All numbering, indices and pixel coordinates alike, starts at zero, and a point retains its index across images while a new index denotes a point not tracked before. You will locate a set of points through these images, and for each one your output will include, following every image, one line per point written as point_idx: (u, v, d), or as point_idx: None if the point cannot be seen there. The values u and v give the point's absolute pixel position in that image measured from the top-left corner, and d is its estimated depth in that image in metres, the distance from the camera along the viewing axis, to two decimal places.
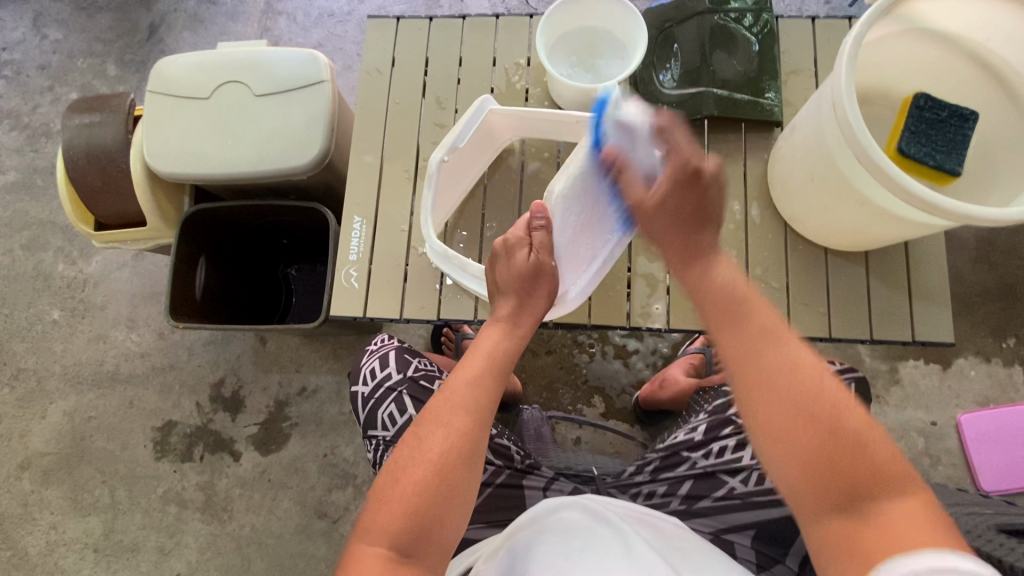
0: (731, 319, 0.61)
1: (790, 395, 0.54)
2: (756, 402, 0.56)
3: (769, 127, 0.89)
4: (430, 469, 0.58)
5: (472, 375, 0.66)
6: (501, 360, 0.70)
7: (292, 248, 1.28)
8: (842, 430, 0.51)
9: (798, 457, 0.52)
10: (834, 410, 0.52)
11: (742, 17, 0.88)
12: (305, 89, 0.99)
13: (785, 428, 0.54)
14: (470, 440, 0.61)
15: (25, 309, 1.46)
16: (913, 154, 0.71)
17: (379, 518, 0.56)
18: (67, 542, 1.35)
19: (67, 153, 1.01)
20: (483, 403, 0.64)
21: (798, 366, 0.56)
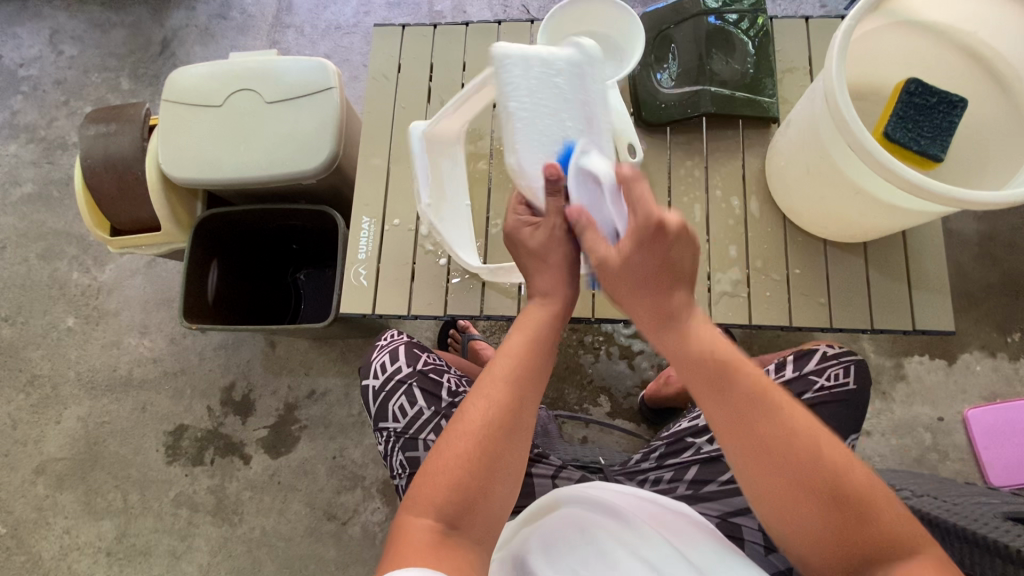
0: (719, 388, 0.56)
1: (795, 481, 0.52)
2: (750, 462, 0.54)
3: (766, 123, 0.90)
4: (473, 443, 0.58)
5: (517, 347, 0.63)
6: (547, 335, 0.65)
7: (301, 252, 1.31)
8: (842, 490, 0.52)
9: (818, 542, 0.52)
10: (835, 469, 0.52)
11: (739, 18, 0.90)
12: (314, 96, 1.02)
13: (796, 497, 0.52)
14: (516, 414, 0.59)
15: (40, 317, 1.49)
16: (899, 139, 0.73)
17: (422, 493, 0.57)
18: (80, 546, 1.37)
19: (84, 161, 1.05)
20: (531, 380, 0.61)
21: (798, 426, 0.54)
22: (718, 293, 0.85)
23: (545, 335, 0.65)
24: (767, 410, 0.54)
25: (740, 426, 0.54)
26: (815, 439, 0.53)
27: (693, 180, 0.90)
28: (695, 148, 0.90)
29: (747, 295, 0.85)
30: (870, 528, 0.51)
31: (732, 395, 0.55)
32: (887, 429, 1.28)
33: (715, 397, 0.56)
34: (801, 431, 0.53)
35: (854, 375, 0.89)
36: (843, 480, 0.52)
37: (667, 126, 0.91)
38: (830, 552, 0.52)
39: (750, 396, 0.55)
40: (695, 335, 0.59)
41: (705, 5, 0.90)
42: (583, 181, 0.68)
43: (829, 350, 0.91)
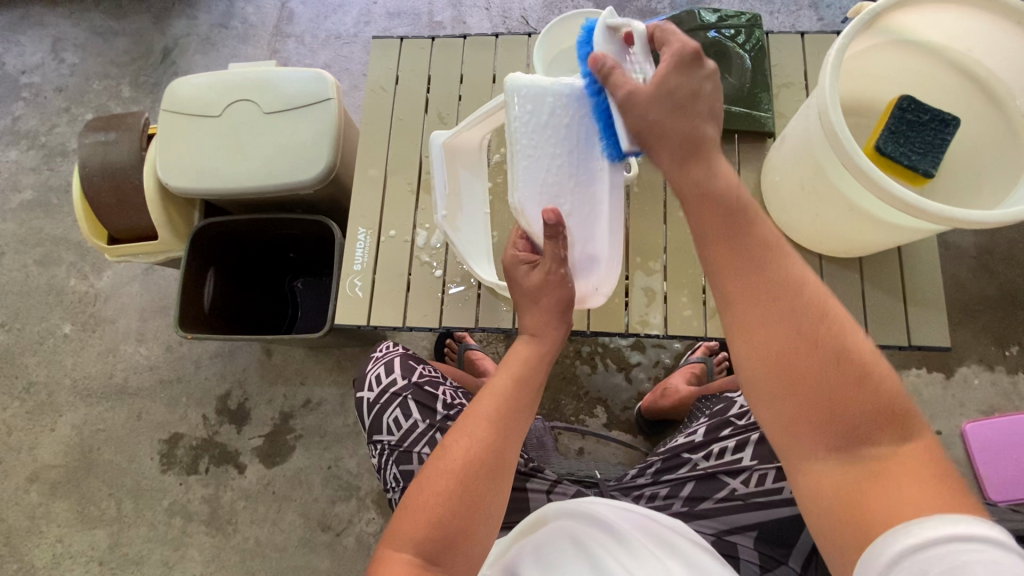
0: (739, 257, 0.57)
1: (794, 332, 0.52)
2: (758, 335, 0.54)
3: (762, 137, 0.91)
4: (454, 479, 0.57)
5: (501, 386, 0.65)
6: (527, 372, 0.68)
7: (298, 261, 1.31)
8: (858, 381, 0.49)
9: (803, 409, 0.51)
10: (853, 358, 0.50)
11: (735, 33, 0.91)
12: (312, 107, 1.02)
13: (781, 380, 0.52)
14: (501, 452, 0.60)
15: (37, 324, 1.49)
16: (889, 153, 0.73)
17: (399, 529, 0.56)
18: (73, 555, 1.36)
19: (82, 169, 1.05)
20: (509, 415, 0.62)
21: (802, 289, 0.54)
22: None
23: (527, 375, 0.68)
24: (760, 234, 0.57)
25: (745, 245, 0.57)
26: (829, 320, 0.52)
27: None
28: None
29: None
30: (862, 394, 0.49)
31: (742, 247, 0.57)
32: None
33: (726, 252, 0.57)
34: (810, 293, 0.53)
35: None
36: (835, 342, 0.51)
37: None
38: (813, 427, 0.50)
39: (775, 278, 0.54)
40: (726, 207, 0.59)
41: (701, 20, 0.91)
42: (621, 81, 0.69)
43: None
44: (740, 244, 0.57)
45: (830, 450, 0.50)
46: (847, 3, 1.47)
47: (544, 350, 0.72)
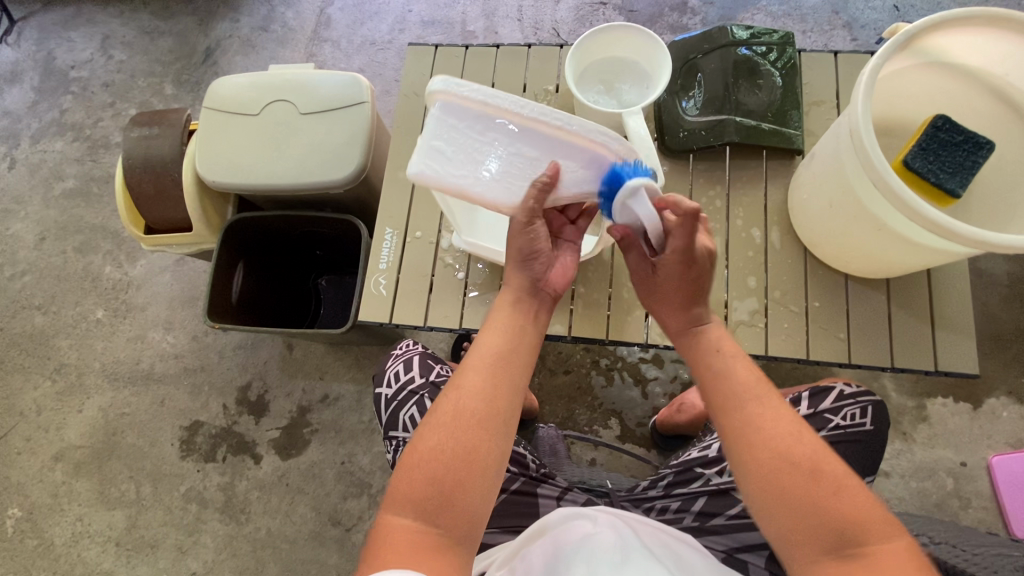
0: (718, 375, 0.65)
1: (764, 419, 0.61)
2: (753, 452, 0.59)
3: (791, 154, 0.90)
4: (448, 436, 0.59)
5: (494, 339, 0.66)
6: (516, 330, 0.67)
7: (324, 259, 1.34)
8: (821, 472, 0.57)
9: (779, 485, 0.57)
10: (813, 448, 0.58)
11: (768, 51, 0.91)
12: (346, 110, 1.06)
13: (756, 444, 0.59)
14: (494, 402, 0.61)
15: (72, 307, 1.55)
16: (917, 168, 0.72)
17: (397, 494, 0.58)
18: (91, 534, 1.39)
19: (126, 161, 1.09)
20: (501, 375, 0.63)
21: (774, 424, 0.60)
22: (735, 322, 0.85)
23: (516, 331, 0.68)
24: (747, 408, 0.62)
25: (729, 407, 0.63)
26: (793, 423, 0.60)
27: (714, 209, 0.89)
28: (718, 176, 0.91)
29: (764, 326, 0.84)
30: (844, 505, 0.55)
31: (730, 385, 0.64)
32: (907, 472, 1.24)
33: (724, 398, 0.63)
34: (789, 418, 0.61)
35: (872, 416, 0.87)
36: (793, 428, 0.60)
37: (691, 154, 0.91)
38: (810, 537, 0.55)
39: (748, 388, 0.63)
40: (706, 342, 0.69)
41: (734, 37, 0.91)
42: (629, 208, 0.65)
43: (847, 390, 0.90)
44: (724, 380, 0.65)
45: (825, 551, 0.54)
46: (882, 24, 1.47)
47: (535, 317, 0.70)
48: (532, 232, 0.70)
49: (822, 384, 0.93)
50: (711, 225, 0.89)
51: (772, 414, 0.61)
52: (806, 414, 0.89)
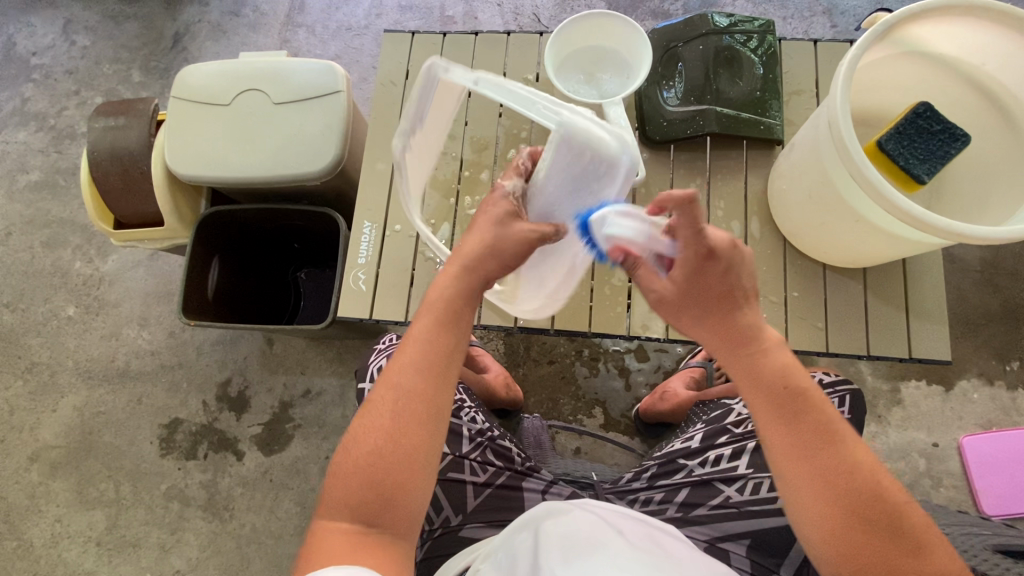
0: (789, 418, 0.58)
1: (843, 472, 0.56)
2: (803, 489, 0.56)
3: (771, 145, 0.90)
4: (379, 438, 0.57)
5: (427, 325, 0.61)
6: (454, 308, 0.62)
7: (302, 252, 1.32)
8: (897, 527, 0.55)
9: (853, 548, 0.55)
10: (894, 507, 0.55)
11: (749, 39, 0.90)
12: (320, 100, 1.02)
13: (832, 507, 0.55)
14: (424, 399, 0.59)
15: (41, 305, 1.50)
16: (889, 151, 0.72)
17: (333, 496, 0.58)
18: (70, 535, 1.37)
19: (91, 154, 1.06)
20: (439, 363, 0.60)
21: (853, 479, 0.55)
22: None
23: (452, 319, 0.62)
24: (799, 438, 0.57)
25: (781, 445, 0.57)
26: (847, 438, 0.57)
27: None
28: (698, 167, 0.90)
29: None
30: (916, 562, 0.54)
31: (804, 432, 0.57)
32: (881, 454, 1.27)
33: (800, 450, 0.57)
34: (845, 441, 0.57)
35: (849, 406, 0.88)
36: (875, 490, 0.55)
37: (671, 144, 0.91)
38: None
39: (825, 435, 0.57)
40: (766, 363, 0.60)
41: (715, 25, 0.90)
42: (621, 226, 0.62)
43: (825, 379, 0.91)
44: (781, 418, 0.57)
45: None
46: (860, 11, 1.47)
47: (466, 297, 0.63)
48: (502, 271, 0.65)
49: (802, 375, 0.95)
50: None
51: (848, 465, 0.56)
52: None
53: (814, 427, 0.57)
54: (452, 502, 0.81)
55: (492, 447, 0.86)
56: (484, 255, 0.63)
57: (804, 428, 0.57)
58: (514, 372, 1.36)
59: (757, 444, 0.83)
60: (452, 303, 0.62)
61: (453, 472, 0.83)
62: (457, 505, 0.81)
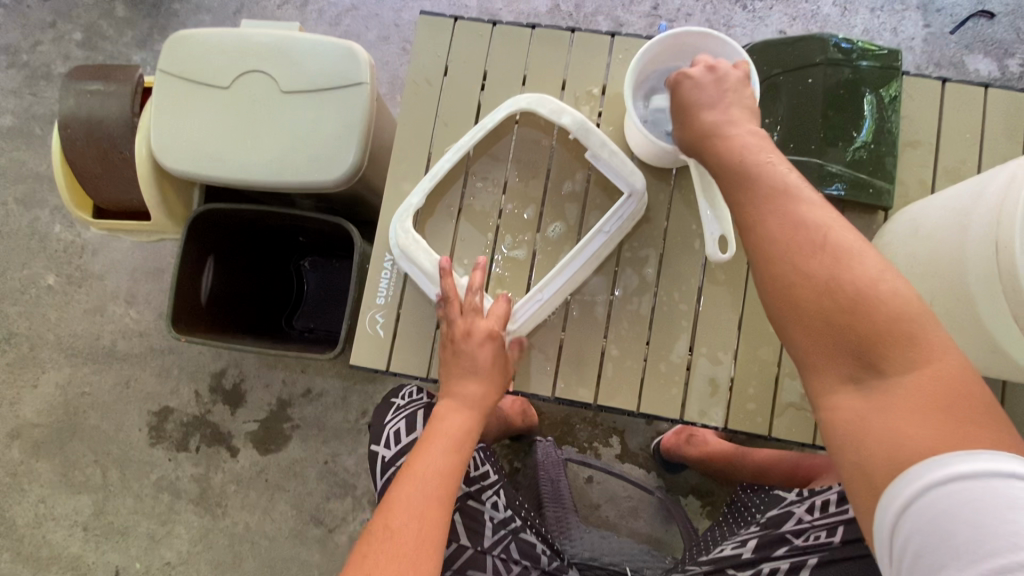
0: (751, 196, 0.57)
1: (809, 247, 0.53)
2: (783, 295, 0.54)
3: (872, 210, 0.75)
4: (400, 560, 0.56)
5: (435, 453, 0.64)
6: (458, 438, 0.66)
7: (307, 245, 1.17)
8: (864, 302, 0.50)
9: (810, 324, 0.52)
10: (862, 283, 0.51)
11: (867, 76, 0.75)
12: (337, 93, 0.85)
13: (796, 282, 0.53)
14: (427, 519, 0.59)
15: (18, 270, 1.37)
16: None
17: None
18: (56, 518, 1.32)
19: (64, 131, 0.89)
20: (446, 482, 0.63)
21: (812, 253, 0.53)
22: (783, 403, 0.74)
23: (455, 443, 0.66)
24: (768, 221, 0.55)
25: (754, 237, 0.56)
26: (824, 227, 0.54)
27: None
28: None
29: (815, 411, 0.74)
30: (883, 330, 0.49)
31: (769, 215, 0.56)
32: None
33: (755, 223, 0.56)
34: (829, 232, 0.54)
35: None
36: (842, 276, 0.51)
37: None
38: (844, 363, 0.51)
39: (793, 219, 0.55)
40: (731, 140, 0.60)
41: (833, 52, 0.74)
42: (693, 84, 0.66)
43: None
44: (769, 209, 0.55)
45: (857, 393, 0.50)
46: (961, 11, 1.27)
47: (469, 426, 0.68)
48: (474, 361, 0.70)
49: None
50: None
51: (814, 238, 0.54)
52: None
53: (781, 213, 0.55)
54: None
55: (516, 541, 0.81)
56: (484, 394, 0.69)
57: (772, 214, 0.56)
58: None
59: (820, 564, 0.71)
60: (458, 427, 0.67)
61: (476, 570, 0.79)
62: None
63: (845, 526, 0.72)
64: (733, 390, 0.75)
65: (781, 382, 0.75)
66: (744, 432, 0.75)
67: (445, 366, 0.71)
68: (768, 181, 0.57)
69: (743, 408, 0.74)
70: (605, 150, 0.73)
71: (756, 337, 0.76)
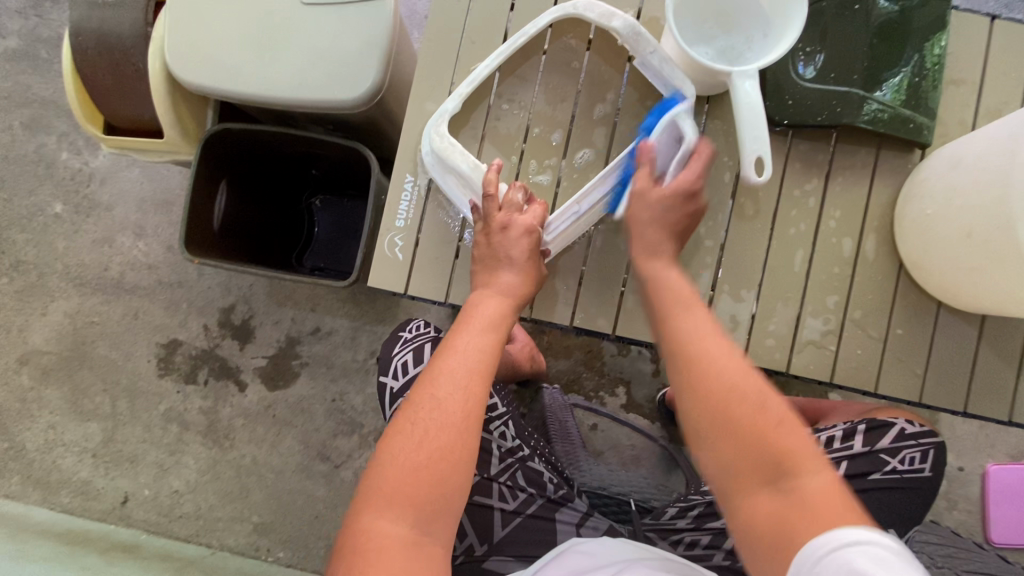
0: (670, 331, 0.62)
1: (717, 375, 0.57)
2: (696, 400, 0.57)
3: (910, 147, 0.74)
4: (444, 428, 0.59)
5: (467, 337, 0.65)
6: (495, 322, 0.68)
7: (321, 178, 1.15)
8: (761, 409, 0.55)
9: (716, 422, 0.55)
10: (760, 394, 0.55)
11: (915, 6, 0.72)
12: (360, 7, 0.82)
13: (707, 388, 0.57)
14: (467, 391, 0.61)
15: (25, 197, 1.35)
16: None
17: (385, 489, 0.56)
18: (65, 443, 1.33)
19: (74, 38, 0.86)
20: (483, 360, 0.64)
21: (716, 364, 0.57)
22: (803, 340, 0.74)
23: (492, 324, 0.67)
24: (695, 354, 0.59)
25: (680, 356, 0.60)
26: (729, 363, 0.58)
27: (805, 206, 0.75)
28: (817, 162, 0.75)
29: (834, 349, 0.74)
30: (780, 437, 0.53)
31: (691, 360, 0.59)
32: None
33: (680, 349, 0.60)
34: (741, 373, 0.57)
35: (931, 461, 0.77)
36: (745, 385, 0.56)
37: (792, 130, 0.74)
38: (749, 470, 0.53)
39: (693, 340, 0.60)
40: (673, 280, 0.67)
41: None
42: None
43: (909, 428, 0.78)
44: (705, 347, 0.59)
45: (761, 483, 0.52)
46: None
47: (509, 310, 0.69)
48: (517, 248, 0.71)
49: (879, 415, 0.81)
50: (798, 226, 0.75)
51: (717, 360, 0.58)
52: (858, 451, 0.77)
53: (688, 330, 0.61)
54: (478, 529, 0.79)
55: (523, 469, 0.82)
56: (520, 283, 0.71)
57: (682, 334, 0.61)
58: (538, 339, 1.26)
59: None
60: (493, 310, 0.68)
61: (481, 497, 0.80)
62: (485, 531, 0.79)
63: (849, 461, 0.77)
64: (753, 326, 0.75)
65: (802, 320, 0.74)
66: (761, 367, 0.75)
67: (481, 260, 0.73)
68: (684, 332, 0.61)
69: (763, 344, 0.74)
70: (653, 57, 0.72)
71: (780, 273, 0.75)
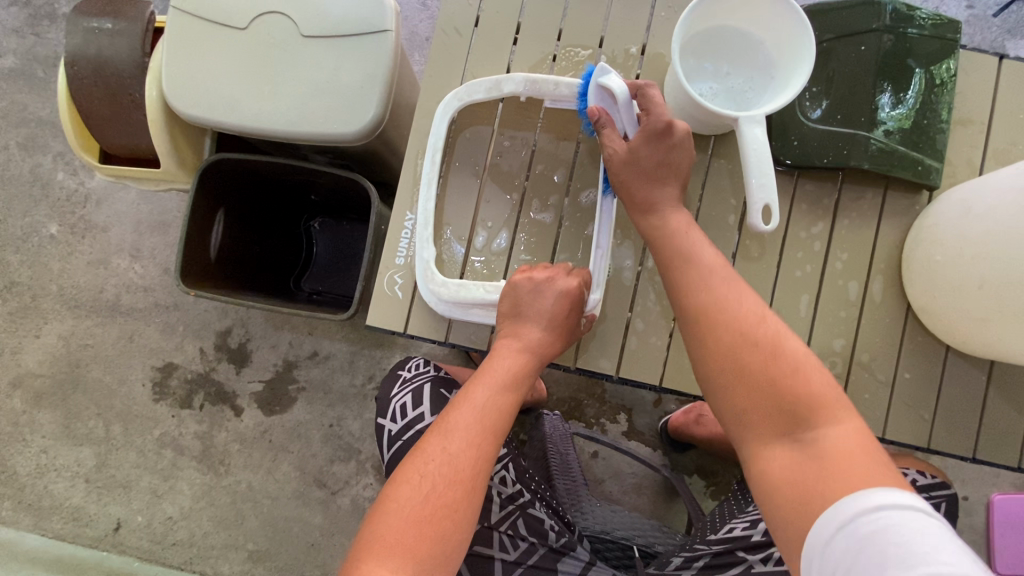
0: (694, 303, 0.64)
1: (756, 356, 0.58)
2: (734, 389, 0.59)
3: (917, 188, 0.73)
4: (442, 481, 0.57)
5: (479, 396, 0.64)
6: (511, 381, 0.66)
7: (319, 204, 1.14)
8: (794, 393, 0.56)
9: (752, 403, 0.57)
10: (795, 372, 0.57)
11: (923, 46, 0.71)
12: (359, 40, 0.81)
13: (746, 383, 0.58)
14: (470, 454, 0.60)
15: (20, 218, 1.33)
16: None
17: (383, 533, 0.55)
18: (58, 468, 1.31)
19: (70, 68, 0.85)
20: (492, 421, 0.62)
21: (750, 346, 0.59)
22: None
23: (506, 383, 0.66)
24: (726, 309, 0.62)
25: (709, 315, 0.62)
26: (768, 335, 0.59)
27: (811, 247, 0.74)
28: (823, 202, 0.74)
29: (841, 394, 0.73)
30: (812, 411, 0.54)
31: (730, 337, 0.60)
32: None
33: (707, 320, 0.62)
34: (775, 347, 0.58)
35: (944, 514, 0.77)
36: (785, 366, 0.57)
37: (798, 169, 0.74)
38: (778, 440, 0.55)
39: (722, 309, 0.62)
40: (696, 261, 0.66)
41: (889, 19, 0.70)
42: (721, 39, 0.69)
43: (920, 480, 0.79)
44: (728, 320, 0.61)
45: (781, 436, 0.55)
46: None
47: (524, 368, 0.68)
48: (541, 303, 0.69)
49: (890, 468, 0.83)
50: (804, 268, 0.74)
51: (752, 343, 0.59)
52: None
53: (724, 306, 0.62)
54: None
55: (524, 518, 0.81)
56: (541, 343, 0.69)
57: (714, 310, 0.62)
58: None
59: None
60: (508, 370, 0.67)
61: (482, 546, 0.78)
62: None
63: None
64: None
65: None
66: None
67: (504, 317, 0.71)
68: (712, 304, 0.63)
69: None
70: (563, 87, 0.73)
71: (786, 315, 0.74)
